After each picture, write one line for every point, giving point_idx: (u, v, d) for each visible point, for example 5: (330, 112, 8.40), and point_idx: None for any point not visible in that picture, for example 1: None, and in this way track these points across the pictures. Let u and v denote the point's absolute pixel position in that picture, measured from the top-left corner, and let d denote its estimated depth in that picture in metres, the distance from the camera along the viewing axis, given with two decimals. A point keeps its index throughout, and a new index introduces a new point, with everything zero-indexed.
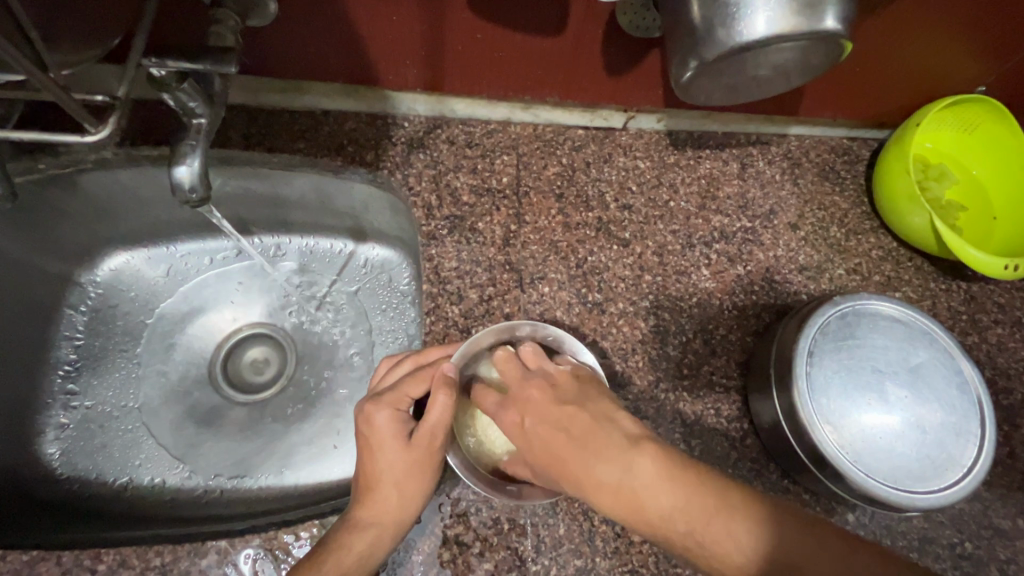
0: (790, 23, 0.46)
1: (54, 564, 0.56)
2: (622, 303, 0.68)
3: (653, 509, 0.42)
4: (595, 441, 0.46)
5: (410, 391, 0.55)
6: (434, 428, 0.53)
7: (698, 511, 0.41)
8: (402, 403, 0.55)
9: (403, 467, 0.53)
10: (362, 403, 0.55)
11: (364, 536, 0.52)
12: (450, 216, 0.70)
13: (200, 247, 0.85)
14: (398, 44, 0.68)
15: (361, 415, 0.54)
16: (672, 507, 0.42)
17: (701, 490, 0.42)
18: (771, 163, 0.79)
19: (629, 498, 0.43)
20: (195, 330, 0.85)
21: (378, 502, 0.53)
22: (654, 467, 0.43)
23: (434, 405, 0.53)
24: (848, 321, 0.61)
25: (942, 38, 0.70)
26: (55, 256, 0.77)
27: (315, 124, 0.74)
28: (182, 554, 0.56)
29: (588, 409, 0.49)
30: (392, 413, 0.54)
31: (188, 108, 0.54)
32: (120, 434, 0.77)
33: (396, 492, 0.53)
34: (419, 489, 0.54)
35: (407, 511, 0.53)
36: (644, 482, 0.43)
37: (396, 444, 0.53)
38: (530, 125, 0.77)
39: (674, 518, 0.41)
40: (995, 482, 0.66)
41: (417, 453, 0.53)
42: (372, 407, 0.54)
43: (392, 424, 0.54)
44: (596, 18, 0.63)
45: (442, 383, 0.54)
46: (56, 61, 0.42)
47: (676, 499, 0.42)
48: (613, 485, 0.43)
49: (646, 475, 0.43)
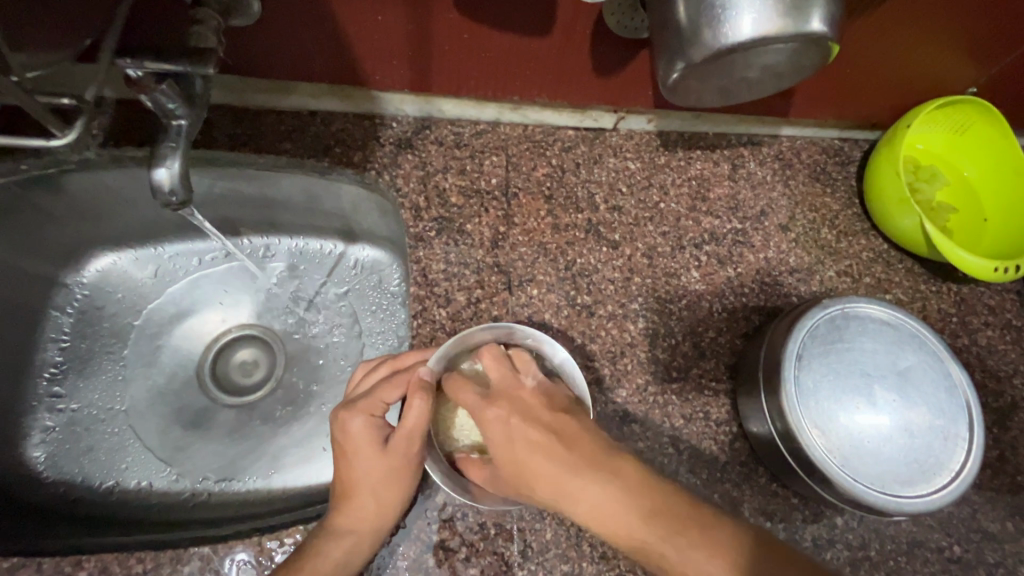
0: (776, 24, 0.45)
1: (34, 571, 0.55)
2: (611, 306, 0.68)
3: (634, 518, 0.44)
4: (584, 450, 0.47)
5: (385, 396, 0.54)
6: (410, 433, 0.52)
7: (675, 522, 0.44)
8: (376, 409, 0.54)
9: (381, 474, 0.52)
10: (335, 410, 0.54)
11: (343, 542, 0.52)
12: (438, 218, 0.70)
13: (188, 249, 0.84)
14: (385, 45, 0.67)
15: (335, 423, 0.53)
16: (653, 515, 0.44)
17: (675, 501, 0.45)
18: (762, 165, 0.79)
19: (616, 506, 0.44)
20: (181, 333, 0.84)
21: (357, 509, 0.52)
22: (636, 477, 0.46)
23: (410, 409, 0.52)
24: (837, 324, 0.61)
25: (933, 38, 0.69)
26: (39, 258, 0.76)
27: (301, 124, 0.74)
28: (164, 560, 0.55)
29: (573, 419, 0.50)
30: (366, 419, 0.53)
31: (167, 110, 0.54)
32: (106, 437, 0.77)
33: (374, 499, 0.53)
34: (397, 495, 0.54)
35: (386, 517, 0.53)
36: (628, 490, 0.45)
37: (372, 451, 0.52)
38: (519, 126, 0.77)
39: (653, 526, 0.44)
40: (984, 485, 0.66)
41: (394, 459, 0.53)
42: (346, 415, 0.53)
43: (367, 430, 0.53)
44: (584, 18, 0.62)
45: (417, 386, 0.53)
46: (21, 61, 0.41)
47: (656, 507, 0.44)
48: (600, 493, 0.45)
49: (629, 483, 0.45)
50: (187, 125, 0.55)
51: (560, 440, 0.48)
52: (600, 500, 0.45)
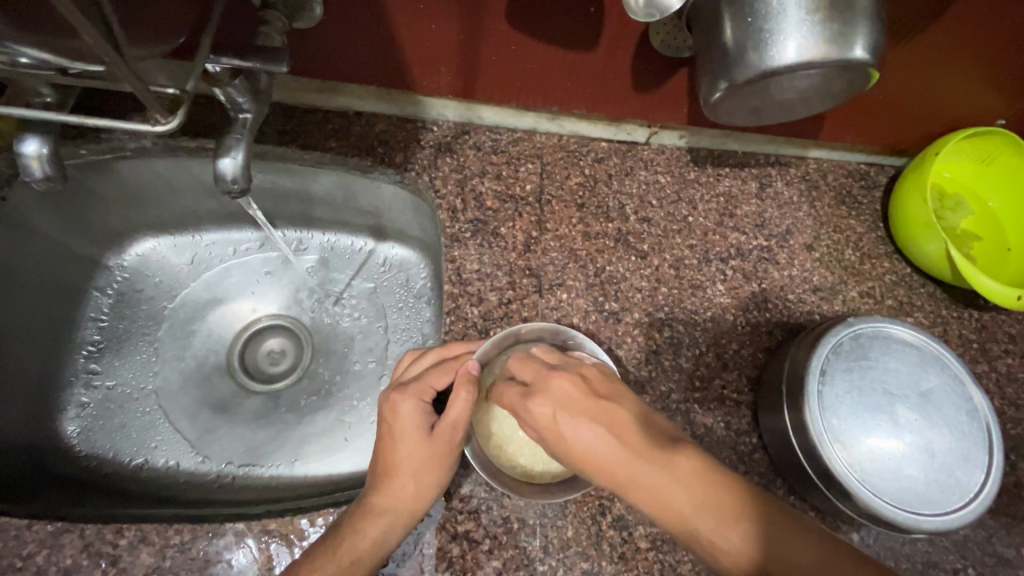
0: (821, 49, 0.47)
1: (76, 536, 0.54)
2: (638, 313, 0.70)
3: (683, 505, 0.45)
4: (633, 435, 0.49)
5: (434, 382, 0.58)
6: (454, 424, 0.56)
7: (730, 512, 0.44)
8: (426, 394, 0.58)
9: (423, 457, 0.55)
10: (388, 392, 0.58)
11: (379, 521, 0.53)
12: (474, 220, 0.72)
13: (225, 238, 0.88)
14: (434, 54, 0.70)
15: (387, 403, 0.57)
16: (706, 506, 0.44)
17: (730, 492, 0.45)
18: (790, 185, 0.80)
19: (665, 492, 0.45)
20: (215, 318, 0.88)
21: (396, 489, 0.54)
22: (689, 466, 0.46)
23: (456, 400, 0.56)
24: (860, 343, 0.62)
25: (971, 72, 0.71)
26: (86, 239, 0.80)
27: (347, 124, 0.76)
28: (200, 533, 0.55)
29: (622, 404, 0.52)
30: (416, 402, 0.57)
31: (236, 104, 0.56)
32: (138, 415, 0.80)
33: (413, 482, 0.54)
34: (436, 480, 0.55)
35: (422, 503, 0.55)
36: (680, 478, 0.46)
37: (416, 435, 0.56)
38: (555, 136, 0.79)
39: (705, 518, 0.44)
40: (999, 510, 0.66)
41: (437, 446, 0.55)
42: (398, 397, 0.57)
43: (415, 413, 0.57)
44: (627, 38, 0.65)
45: (465, 378, 0.56)
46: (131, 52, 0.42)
47: (712, 498, 0.44)
48: (647, 480, 0.46)
49: (682, 473, 0.46)
50: (252, 118, 0.57)
51: (610, 426, 0.50)
52: (656, 486, 0.46)
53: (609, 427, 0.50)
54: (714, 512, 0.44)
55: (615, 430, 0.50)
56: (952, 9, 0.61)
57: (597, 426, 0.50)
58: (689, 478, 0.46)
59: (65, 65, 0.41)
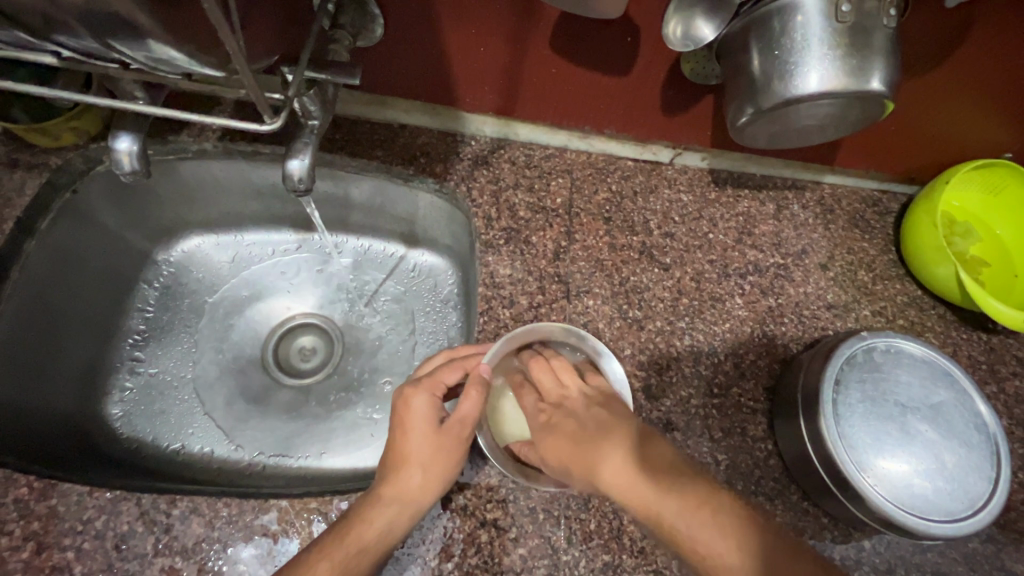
0: (841, 82, 0.52)
1: (133, 504, 0.58)
2: (660, 321, 0.74)
3: (645, 492, 0.49)
4: (606, 432, 0.55)
5: (445, 378, 0.62)
6: (463, 420, 0.59)
7: (691, 499, 0.48)
8: (437, 390, 0.61)
9: (431, 449, 0.58)
10: (401, 387, 0.61)
11: (387, 511, 0.55)
12: (508, 228, 0.77)
13: (265, 238, 0.93)
14: (478, 75, 0.76)
15: (400, 397, 0.61)
16: (671, 493, 0.48)
17: (700, 485, 0.49)
18: (805, 207, 0.85)
19: (627, 478, 0.50)
20: (253, 314, 0.92)
21: (402, 481, 0.56)
22: (659, 460, 0.52)
23: (467, 398, 0.60)
24: (873, 356, 0.66)
25: (978, 107, 0.76)
26: (140, 234, 0.86)
27: (392, 135, 0.82)
28: (247, 507, 0.58)
29: (607, 411, 0.58)
30: (427, 397, 0.60)
31: (307, 111, 0.62)
32: (177, 402, 0.84)
33: (421, 475, 0.57)
34: (442, 474, 0.57)
35: (428, 495, 0.57)
36: (649, 467, 0.51)
37: (426, 428, 0.58)
38: (584, 153, 0.84)
39: (668, 501, 0.48)
40: (1009, 526, 0.68)
41: (445, 439, 0.58)
42: (410, 391, 0.61)
43: (427, 407, 0.60)
44: (660, 64, 0.70)
45: (476, 379, 0.61)
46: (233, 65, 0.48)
47: (679, 487, 0.49)
48: (616, 467, 0.51)
49: (649, 464, 0.51)
50: (319, 126, 0.63)
51: (592, 426, 0.56)
52: (623, 475, 0.51)
53: (590, 426, 0.56)
54: (678, 499, 0.48)
55: (596, 427, 0.56)
56: (961, 50, 0.66)
57: (579, 427, 0.57)
58: (658, 470, 0.51)
59: (185, 71, 0.47)
